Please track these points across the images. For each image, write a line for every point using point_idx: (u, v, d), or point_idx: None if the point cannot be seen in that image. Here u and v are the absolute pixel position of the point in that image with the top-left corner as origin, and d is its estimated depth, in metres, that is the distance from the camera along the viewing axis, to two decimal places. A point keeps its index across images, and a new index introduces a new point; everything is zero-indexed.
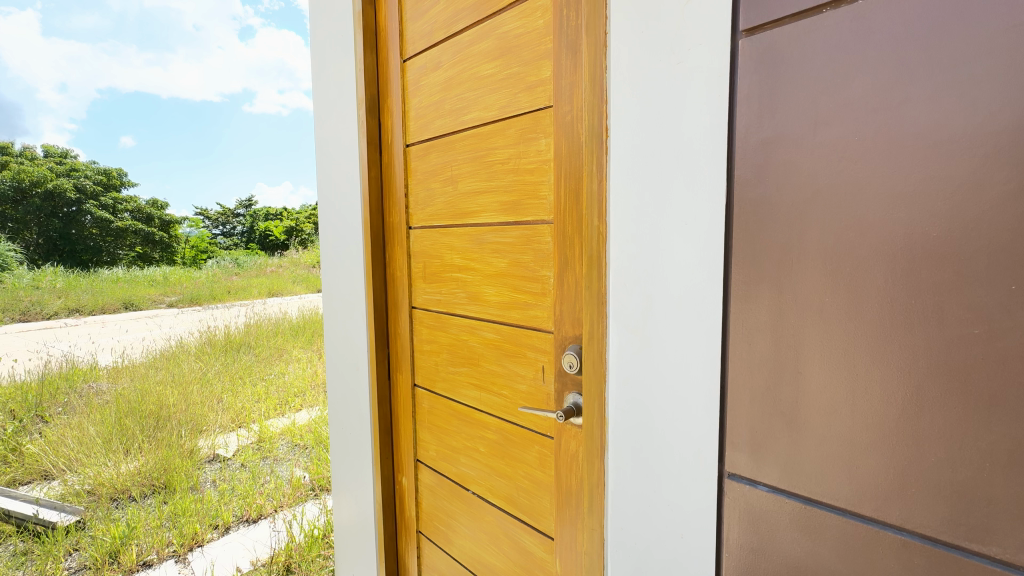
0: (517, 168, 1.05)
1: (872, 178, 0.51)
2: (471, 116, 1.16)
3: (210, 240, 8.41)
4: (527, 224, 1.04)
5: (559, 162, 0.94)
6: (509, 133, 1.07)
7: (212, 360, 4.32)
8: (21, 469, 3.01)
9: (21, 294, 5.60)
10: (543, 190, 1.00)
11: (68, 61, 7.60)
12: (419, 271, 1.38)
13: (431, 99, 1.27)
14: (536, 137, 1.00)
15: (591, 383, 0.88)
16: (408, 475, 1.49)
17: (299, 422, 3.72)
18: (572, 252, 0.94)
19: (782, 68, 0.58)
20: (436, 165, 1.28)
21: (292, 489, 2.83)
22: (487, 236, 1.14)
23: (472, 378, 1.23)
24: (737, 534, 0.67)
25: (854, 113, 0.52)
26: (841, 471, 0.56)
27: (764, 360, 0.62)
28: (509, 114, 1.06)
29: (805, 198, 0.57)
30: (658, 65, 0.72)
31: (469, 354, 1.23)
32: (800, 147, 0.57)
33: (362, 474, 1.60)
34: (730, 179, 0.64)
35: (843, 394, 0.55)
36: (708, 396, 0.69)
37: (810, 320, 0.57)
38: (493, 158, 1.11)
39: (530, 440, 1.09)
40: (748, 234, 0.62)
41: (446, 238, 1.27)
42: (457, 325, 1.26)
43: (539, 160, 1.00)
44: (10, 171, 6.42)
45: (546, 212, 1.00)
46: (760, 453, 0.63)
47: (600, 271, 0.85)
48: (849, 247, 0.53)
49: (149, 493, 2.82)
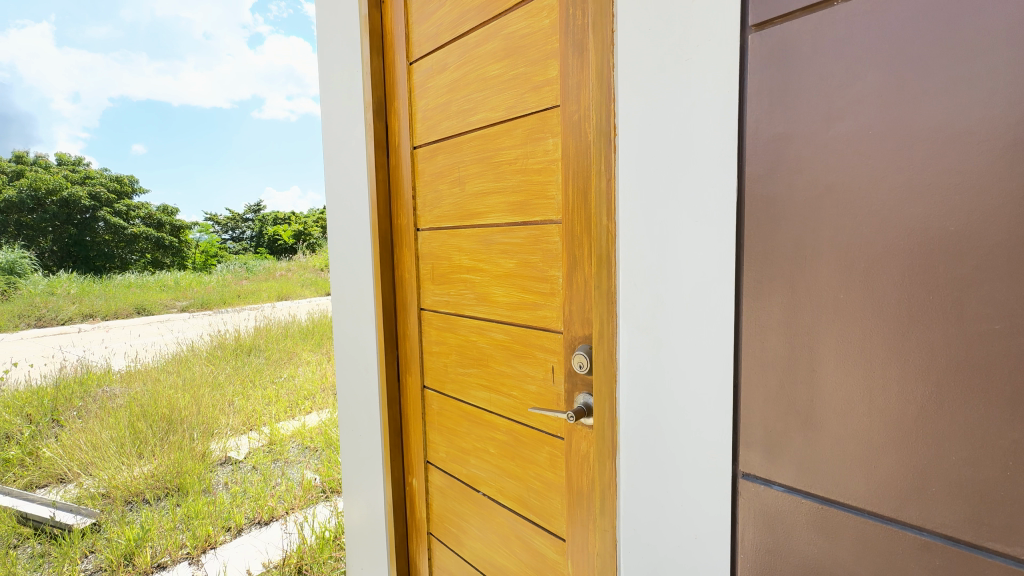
0: (524, 169, 1.05)
1: (887, 172, 0.50)
2: (478, 117, 1.16)
3: (219, 245, 8.90)
4: (535, 224, 1.04)
5: (567, 162, 0.94)
6: (515, 134, 1.06)
7: (223, 363, 4.38)
8: (37, 472, 3.03)
9: (37, 301, 5.69)
10: (551, 189, 0.99)
11: (81, 71, 7.86)
12: (428, 273, 1.38)
13: (438, 101, 1.27)
14: (543, 136, 1.00)
15: (601, 384, 0.88)
16: (419, 476, 1.49)
17: (310, 425, 3.70)
18: (581, 254, 0.93)
19: (792, 63, 0.57)
20: (443, 167, 1.28)
21: (303, 491, 2.83)
22: (495, 237, 1.14)
23: (482, 379, 1.22)
24: (753, 535, 0.66)
25: (865, 107, 0.51)
26: (858, 469, 0.55)
27: (777, 359, 0.62)
28: (516, 114, 1.06)
29: (818, 194, 0.56)
30: (665, 63, 0.72)
31: (479, 355, 1.22)
32: (812, 143, 0.56)
33: (373, 476, 1.59)
34: (742, 176, 0.64)
35: (860, 390, 0.54)
36: (720, 394, 0.68)
37: (825, 316, 0.56)
38: (500, 159, 1.11)
39: (540, 442, 1.08)
40: (760, 230, 0.62)
41: (455, 241, 1.27)
42: (465, 325, 1.26)
43: (546, 159, 1.00)
44: (26, 179, 6.67)
45: (554, 212, 0.99)
46: (775, 453, 0.62)
47: (610, 270, 0.85)
48: (864, 243, 0.52)
49: (162, 496, 2.83)
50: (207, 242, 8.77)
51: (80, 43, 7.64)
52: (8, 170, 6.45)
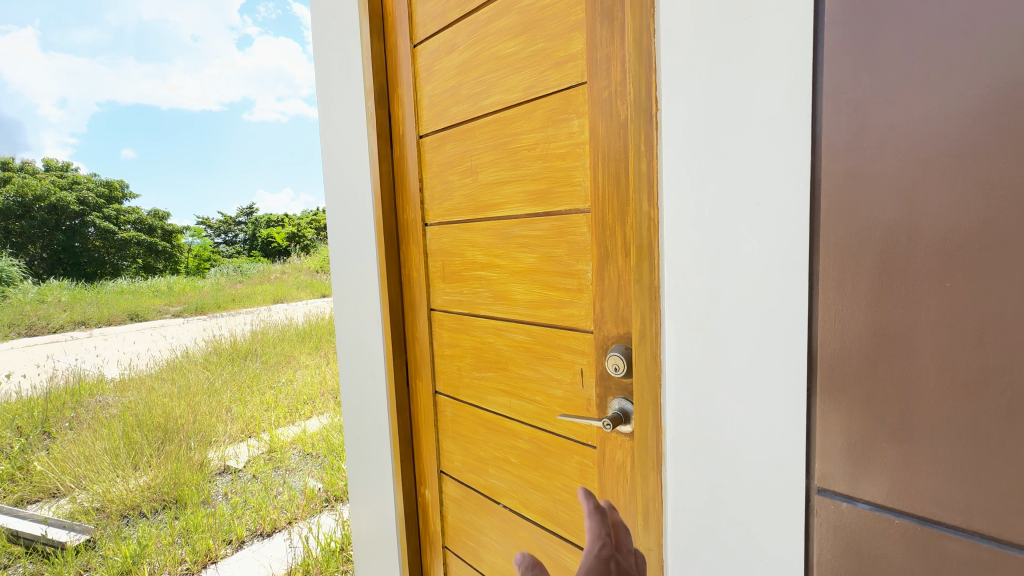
0: (545, 154, 0.96)
1: (1012, 136, 0.41)
2: (491, 100, 1.06)
3: (213, 249, 8.71)
4: (558, 214, 0.95)
5: (597, 145, 0.85)
6: (535, 116, 0.97)
7: (219, 369, 4.26)
8: (29, 487, 2.92)
9: (28, 310, 5.57)
10: (577, 175, 0.90)
11: (68, 76, 7.83)
12: (438, 271, 1.29)
13: (446, 85, 1.18)
14: (567, 117, 0.91)
15: (643, 389, 0.79)
16: (431, 487, 1.40)
17: (311, 430, 3.59)
18: (614, 246, 0.84)
19: (881, 11, 0.48)
20: (453, 156, 1.19)
21: (305, 500, 2.72)
22: (514, 230, 1.05)
23: (501, 384, 1.13)
24: (831, 559, 0.58)
25: (982, 57, 0.42)
26: (972, 489, 0.46)
27: (862, 361, 0.53)
28: (536, 95, 0.96)
29: (915, 166, 0.47)
30: (719, 26, 0.63)
31: (497, 358, 1.14)
32: (909, 104, 0.47)
33: (383, 487, 1.51)
34: (816, 150, 0.55)
35: (973, 396, 0.45)
36: (790, 399, 0.60)
37: (926, 309, 0.48)
38: (517, 144, 1.02)
39: (568, 450, 0.99)
40: (841, 211, 0.53)
41: (468, 237, 1.18)
42: (481, 326, 1.17)
43: (571, 143, 0.91)
44: (13, 186, 6.62)
45: (581, 200, 0.90)
46: (860, 468, 0.54)
47: (652, 263, 0.76)
48: (978, 223, 0.44)
49: (159, 508, 2.72)
50: (201, 246, 8.61)
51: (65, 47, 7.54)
52: None
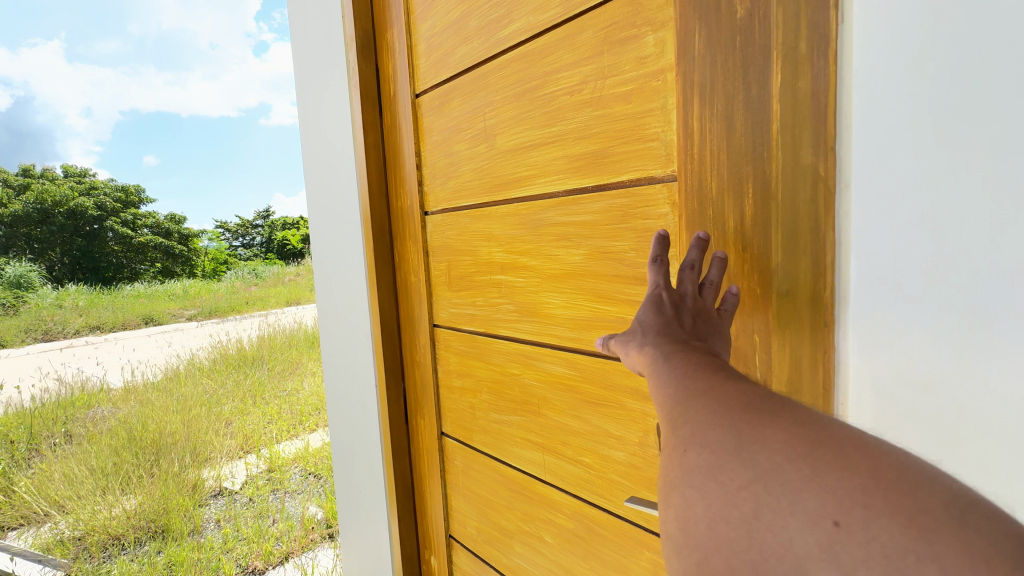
0: (597, 97, 0.64)
1: None
2: (513, 28, 0.74)
3: (229, 252, 8.34)
4: (618, 188, 0.63)
5: (692, 68, 0.51)
6: (579, 41, 0.65)
7: (224, 377, 3.99)
8: (10, 512, 2.71)
9: (44, 315, 5.50)
10: (652, 124, 0.58)
11: (91, 86, 8.09)
12: (443, 276, 0.97)
13: (449, 19, 0.86)
14: (635, 34, 0.58)
15: None
16: (438, 554, 1.09)
17: (314, 446, 3.33)
18: (722, 233, 0.51)
19: None
20: (460, 117, 0.87)
21: (302, 531, 2.45)
22: (548, 215, 0.73)
23: (530, 434, 0.81)
24: None
25: None
26: None
27: None
28: (581, 7, 0.64)
29: None
30: None
31: (524, 397, 0.82)
32: None
33: (378, 547, 1.20)
34: None
35: None
36: None
37: None
38: (553, 88, 0.69)
39: (635, 542, 0.67)
40: None
41: (483, 226, 0.86)
42: (501, 352, 0.85)
43: (640, 74, 0.58)
44: (32, 192, 6.59)
45: (659, 163, 0.58)
46: None
47: (817, 256, 0.44)
48: None
49: (145, 539, 2.45)
50: (217, 250, 8.23)
51: (91, 58, 7.78)
52: (15, 183, 6.44)
